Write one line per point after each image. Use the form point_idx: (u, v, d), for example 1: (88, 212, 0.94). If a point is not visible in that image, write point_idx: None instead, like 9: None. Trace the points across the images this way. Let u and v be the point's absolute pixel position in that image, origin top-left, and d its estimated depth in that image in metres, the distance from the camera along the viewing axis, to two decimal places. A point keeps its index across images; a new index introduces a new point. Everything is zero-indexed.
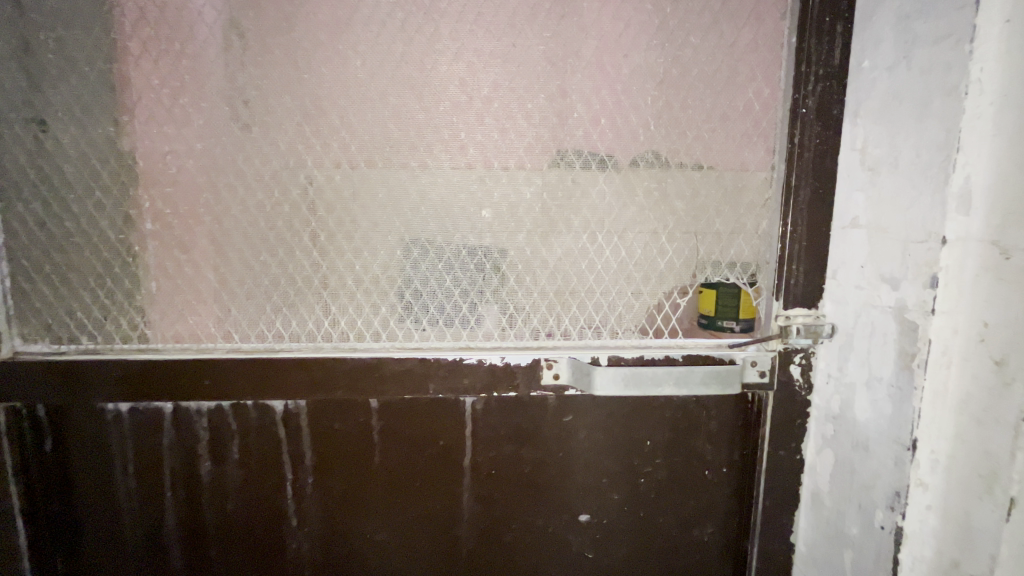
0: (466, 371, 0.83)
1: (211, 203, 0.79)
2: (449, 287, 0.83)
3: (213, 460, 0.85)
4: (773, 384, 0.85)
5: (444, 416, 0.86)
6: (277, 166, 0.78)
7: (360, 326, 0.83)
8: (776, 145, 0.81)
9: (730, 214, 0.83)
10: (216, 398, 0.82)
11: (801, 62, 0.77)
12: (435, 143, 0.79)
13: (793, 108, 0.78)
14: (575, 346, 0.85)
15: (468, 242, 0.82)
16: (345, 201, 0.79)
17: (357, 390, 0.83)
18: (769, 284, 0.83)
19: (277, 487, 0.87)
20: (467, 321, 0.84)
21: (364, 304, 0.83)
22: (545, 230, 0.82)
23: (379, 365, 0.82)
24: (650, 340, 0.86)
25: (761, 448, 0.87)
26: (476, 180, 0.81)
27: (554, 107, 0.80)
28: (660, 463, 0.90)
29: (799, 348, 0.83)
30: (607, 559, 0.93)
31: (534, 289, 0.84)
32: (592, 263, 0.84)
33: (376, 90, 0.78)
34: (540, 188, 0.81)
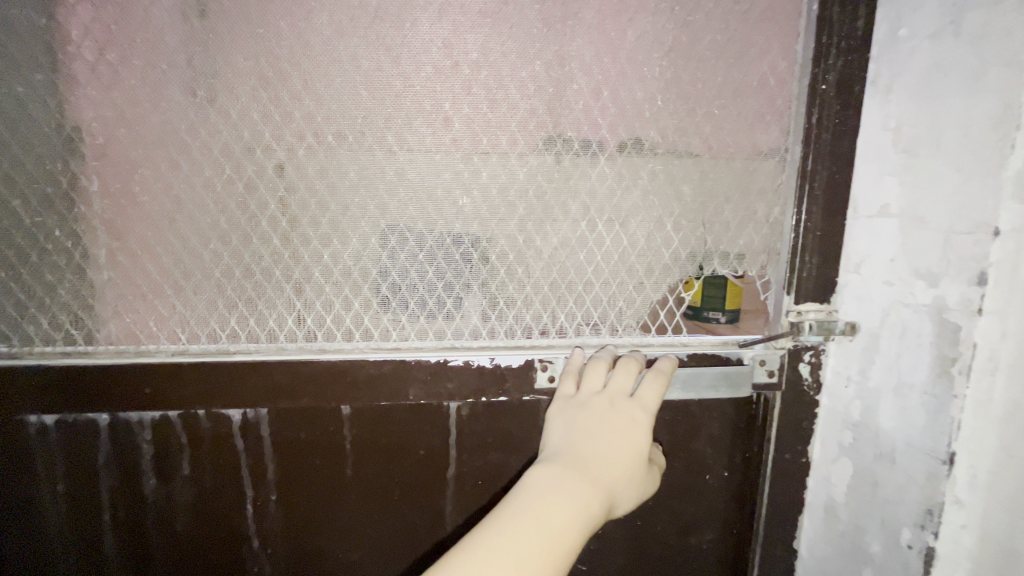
0: (451, 374, 0.74)
1: (147, 180, 0.67)
2: (432, 279, 0.74)
3: (159, 476, 0.74)
4: (783, 385, 0.79)
5: (426, 424, 0.77)
6: (227, 137, 0.67)
7: (330, 324, 0.73)
8: (793, 124, 0.73)
9: (740, 200, 0.76)
10: (162, 408, 0.71)
11: (823, 31, 0.70)
12: (415, 115, 0.69)
13: (813, 82, 0.71)
14: (572, 345, 0.77)
15: (453, 229, 0.73)
16: (310, 180, 0.68)
17: (326, 396, 0.73)
18: (780, 278, 0.77)
19: (235, 505, 0.77)
20: (452, 317, 0.75)
21: (334, 299, 0.72)
22: (539, 217, 0.74)
23: (351, 369, 0.72)
24: (652, 339, 0.78)
25: (767, 452, 0.82)
26: (461, 159, 0.71)
27: (551, 77, 0.70)
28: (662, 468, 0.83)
29: (809, 345, 0.78)
30: (602, 570, 0.88)
31: (527, 282, 0.76)
32: (591, 253, 0.76)
33: (345, 50, 0.67)
34: (535, 168, 0.72)
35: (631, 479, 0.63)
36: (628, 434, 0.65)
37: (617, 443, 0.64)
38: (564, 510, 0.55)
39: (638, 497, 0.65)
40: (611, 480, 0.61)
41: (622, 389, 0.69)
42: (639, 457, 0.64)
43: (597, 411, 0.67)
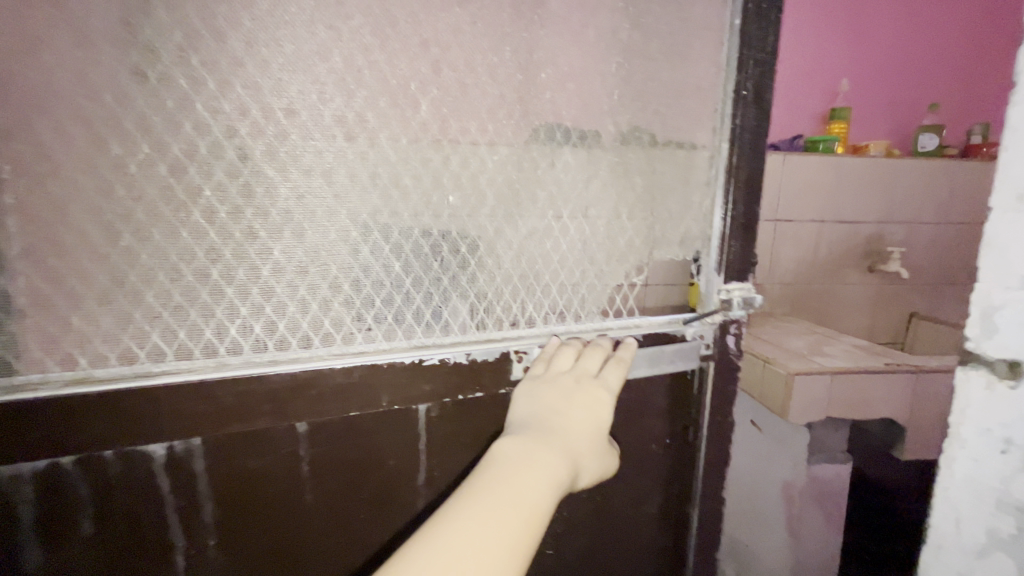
0: (426, 373, 0.70)
1: (24, 158, 0.50)
2: (399, 274, 0.68)
3: (45, 547, 0.57)
4: (716, 355, 0.89)
5: (395, 432, 0.71)
6: (146, 106, 0.53)
7: (283, 330, 0.63)
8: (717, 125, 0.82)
9: (681, 192, 0.84)
10: (54, 455, 0.55)
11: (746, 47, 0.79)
12: (378, 95, 0.63)
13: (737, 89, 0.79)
14: (545, 335, 0.76)
15: (421, 220, 0.68)
16: (255, 164, 0.58)
17: (284, 413, 0.63)
18: (712, 261, 0.85)
19: (157, 562, 0.63)
20: (421, 315, 0.70)
21: (288, 302, 0.62)
22: (509, 207, 0.73)
23: (315, 379, 0.64)
24: (611, 323, 0.81)
25: (702, 413, 0.92)
26: (430, 145, 0.66)
27: (519, 65, 0.70)
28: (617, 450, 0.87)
29: (734, 319, 0.88)
30: (569, 550, 0.91)
31: (497, 274, 0.74)
32: (558, 242, 0.77)
33: (300, 14, 0.58)
34: (506, 157, 0.71)
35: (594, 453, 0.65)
36: (592, 412, 0.68)
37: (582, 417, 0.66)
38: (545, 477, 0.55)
39: (599, 475, 0.67)
40: (580, 453, 0.62)
41: (588, 370, 0.72)
42: (600, 433, 0.67)
43: (566, 389, 0.69)
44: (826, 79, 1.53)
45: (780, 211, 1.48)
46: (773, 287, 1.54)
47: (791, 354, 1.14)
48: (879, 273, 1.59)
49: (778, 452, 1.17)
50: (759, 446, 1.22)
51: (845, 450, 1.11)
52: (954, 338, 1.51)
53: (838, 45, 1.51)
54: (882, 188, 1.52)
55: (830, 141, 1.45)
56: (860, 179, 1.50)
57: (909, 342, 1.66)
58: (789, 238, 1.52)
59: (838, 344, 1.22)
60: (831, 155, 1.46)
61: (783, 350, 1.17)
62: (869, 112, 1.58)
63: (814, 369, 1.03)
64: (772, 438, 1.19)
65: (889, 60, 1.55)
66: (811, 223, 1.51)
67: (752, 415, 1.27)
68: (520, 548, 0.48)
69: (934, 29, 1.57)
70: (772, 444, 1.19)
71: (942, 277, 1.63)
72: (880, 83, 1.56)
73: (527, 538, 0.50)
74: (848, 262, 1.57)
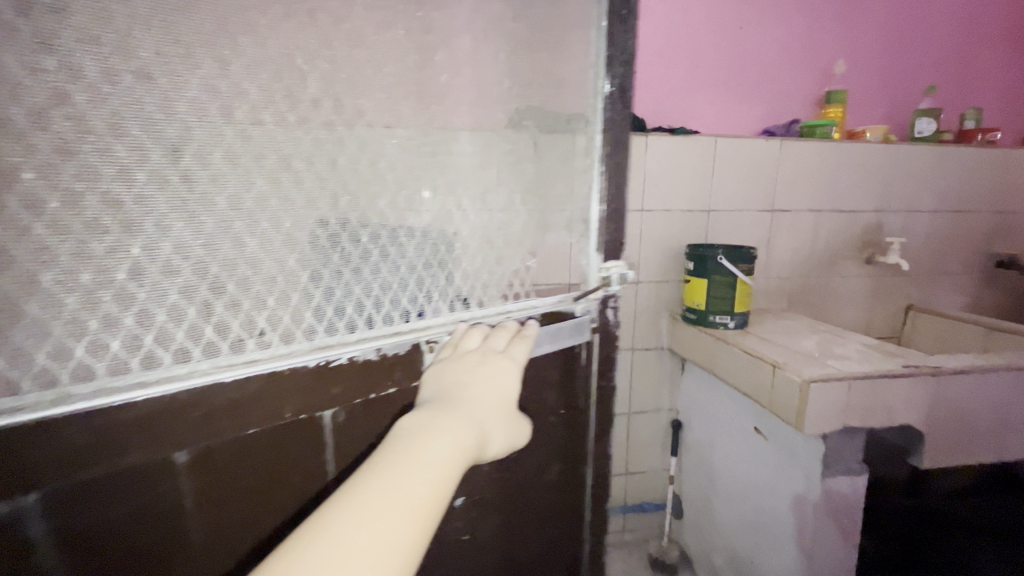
0: (334, 375, 0.55)
1: None
2: (296, 269, 0.50)
3: None
4: (603, 333, 0.80)
5: (297, 446, 0.55)
6: None
7: (151, 342, 0.43)
8: (591, 115, 0.72)
9: (563, 174, 0.74)
10: None
11: (615, 44, 0.70)
12: (260, 64, 0.46)
13: (603, 85, 0.71)
14: (457, 321, 0.66)
15: (319, 206, 0.51)
16: (98, 138, 0.37)
17: (165, 440, 0.45)
18: (591, 242, 0.76)
19: None
20: (323, 314, 0.54)
21: (160, 312, 0.42)
22: (408, 190, 0.61)
23: (205, 397, 0.47)
24: (513, 306, 0.71)
25: (591, 388, 0.81)
26: (325, 129, 0.51)
27: (415, 44, 0.60)
28: (513, 467, 0.76)
29: (613, 295, 0.79)
30: (483, 532, 0.75)
31: (401, 264, 0.61)
32: (458, 228, 0.65)
33: None
34: (406, 140, 0.60)
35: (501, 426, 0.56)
36: (501, 383, 0.58)
37: (490, 388, 0.57)
38: (441, 439, 0.45)
39: (508, 448, 0.57)
40: (483, 418, 0.53)
41: (494, 344, 0.63)
42: (506, 400, 0.59)
43: (469, 362, 0.59)
44: (819, 60, 1.47)
45: (776, 200, 1.43)
46: (771, 281, 1.47)
47: (798, 354, 1.05)
48: (874, 265, 1.51)
49: (788, 463, 1.07)
50: (770, 455, 1.12)
51: (861, 461, 1.00)
52: (954, 330, 1.43)
53: (830, 25, 1.45)
54: (877, 174, 1.46)
55: (827, 125, 1.40)
56: (855, 165, 1.44)
57: (907, 335, 1.57)
58: (785, 229, 1.45)
59: (848, 344, 1.12)
60: (829, 139, 1.41)
61: (788, 350, 1.08)
62: (865, 96, 1.50)
63: (829, 376, 0.93)
64: (781, 446, 1.09)
65: (882, 42, 1.48)
66: (807, 213, 1.45)
67: (757, 422, 1.16)
68: (415, 516, 0.38)
69: (936, 8, 1.49)
70: (782, 453, 1.09)
71: (940, 267, 1.54)
72: (876, 64, 1.49)
73: (426, 506, 0.39)
74: (844, 253, 1.49)
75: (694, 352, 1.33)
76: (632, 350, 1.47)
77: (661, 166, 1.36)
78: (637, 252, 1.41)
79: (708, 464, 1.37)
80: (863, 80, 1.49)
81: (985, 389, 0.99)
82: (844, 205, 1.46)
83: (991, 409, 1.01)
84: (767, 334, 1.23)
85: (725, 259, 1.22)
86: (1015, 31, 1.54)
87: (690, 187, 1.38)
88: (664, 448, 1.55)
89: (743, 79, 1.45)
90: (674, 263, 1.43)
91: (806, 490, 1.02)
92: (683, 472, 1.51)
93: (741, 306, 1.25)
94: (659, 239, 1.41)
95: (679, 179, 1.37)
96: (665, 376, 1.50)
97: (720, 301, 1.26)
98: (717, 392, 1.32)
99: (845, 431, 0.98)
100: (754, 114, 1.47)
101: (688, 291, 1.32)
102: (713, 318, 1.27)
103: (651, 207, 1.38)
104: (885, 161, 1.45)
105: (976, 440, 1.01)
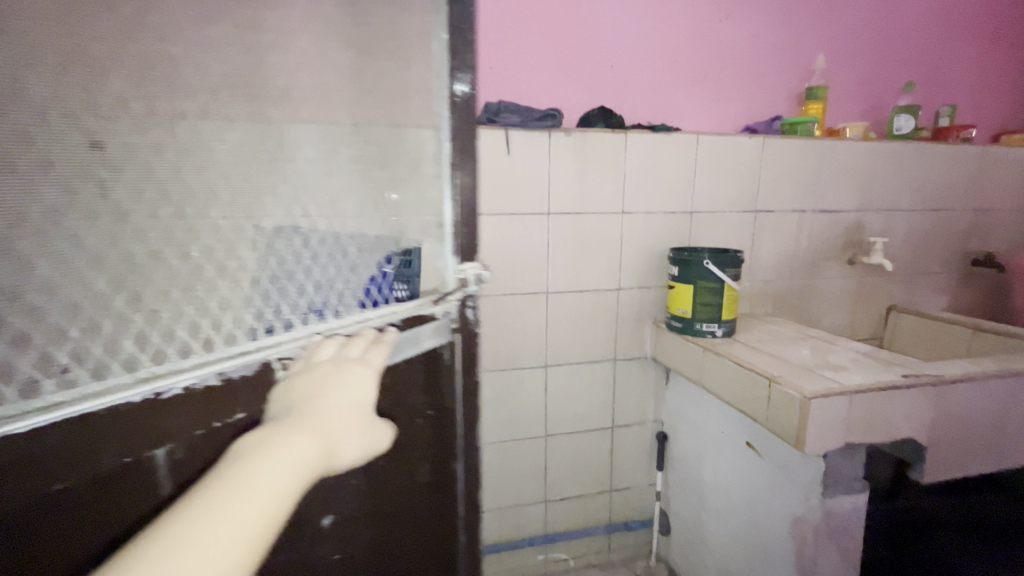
0: (160, 410, 0.45)
1: None
2: (106, 292, 0.41)
3: None
4: (466, 333, 0.72)
5: (123, 495, 0.44)
6: None
7: None
8: (439, 122, 0.65)
9: (410, 180, 0.68)
10: None
11: (457, 57, 0.63)
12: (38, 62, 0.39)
13: (448, 93, 0.63)
14: (311, 334, 0.56)
15: (131, 212, 0.42)
16: None
17: None
18: (449, 241, 0.67)
19: None
20: (145, 341, 0.44)
21: None
22: (244, 199, 0.50)
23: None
24: (371, 313, 0.62)
25: (456, 390, 0.72)
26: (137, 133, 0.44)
27: (244, 40, 0.56)
28: (386, 476, 0.66)
29: (471, 296, 0.71)
30: (357, 550, 0.66)
31: (240, 279, 0.50)
32: (298, 234, 0.55)
33: None
34: (238, 147, 0.51)
35: (355, 434, 0.52)
36: (358, 389, 0.53)
37: (344, 397, 0.51)
38: (266, 469, 0.40)
39: (364, 454, 0.53)
40: (323, 434, 0.47)
41: (349, 350, 0.56)
42: (360, 411, 0.53)
43: (319, 376, 0.52)
44: (799, 55, 1.42)
45: (759, 200, 1.37)
46: (755, 285, 1.41)
47: (793, 366, 0.99)
48: (859, 265, 1.47)
49: (785, 482, 1.00)
50: (765, 473, 1.05)
51: (861, 477, 0.94)
52: (938, 332, 1.40)
53: (810, 19, 1.41)
54: (859, 173, 1.42)
55: (809, 122, 1.35)
56: (838, 163, 1.39)
57: (890, 337, 1.54)
58: (769, 230, 1.39)
59: (842, 352, 1.07)
60: (811, 136, 1.36)
61: (783, 361, 1.01)
62: (844, 92, 1.47)
63: (831, 390, 0.86)
64: (777, 464, 1.02)
65: (861, 38, 1.45)
66: (790, 213, 1.39)
67: (750, 436, 1.09)
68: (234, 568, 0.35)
69: (911, 2, 1.47)
70: (778, 471, 1.02)
71: (921, 267, 1.52)
72: (854, 60, 1.46)
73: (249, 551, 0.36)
74: (828, 254, 1.45)
75: (680, 362, 1.25)
76: (615, 361, 1.38)
77: (643, 165, 1.28)
78: (618, 256, 1.32)
79: (697, 479, 1.30)
80: (842, 77, 1.46)
81: (984, 398, 0.95)
82: (828, 205, 1.42)
83: (991, 414, 0.96)
84: (757, 342, 1.16)
85: (712, 263, 1.16)
86: (988, 28, 1.53)
87: (673, 187, 1.31)
88: (650, 462, 1.48)
89: (724, 74, 1.39)
90: (657, 267, 1.35)
91: (805, 512, 0.95)
92: (671, 487, 1.43)
93: (729, 313, 1.19)
94: (642, 243, 1.33)
95: (661, 178, 1.30)
96: (649, 386, 1.42)
97: (706, 308, 1.19)
98: (705, 404, 1.24)
99: (846, 447, 0.92)
100: (735, 110, 1.41)
101: (672, 298, 1.25)
102: (700, 326, 1.20)
103: (633, 209, 1.30)
104: (868, 159, 1.41)
105: (976, 451, 0.97)
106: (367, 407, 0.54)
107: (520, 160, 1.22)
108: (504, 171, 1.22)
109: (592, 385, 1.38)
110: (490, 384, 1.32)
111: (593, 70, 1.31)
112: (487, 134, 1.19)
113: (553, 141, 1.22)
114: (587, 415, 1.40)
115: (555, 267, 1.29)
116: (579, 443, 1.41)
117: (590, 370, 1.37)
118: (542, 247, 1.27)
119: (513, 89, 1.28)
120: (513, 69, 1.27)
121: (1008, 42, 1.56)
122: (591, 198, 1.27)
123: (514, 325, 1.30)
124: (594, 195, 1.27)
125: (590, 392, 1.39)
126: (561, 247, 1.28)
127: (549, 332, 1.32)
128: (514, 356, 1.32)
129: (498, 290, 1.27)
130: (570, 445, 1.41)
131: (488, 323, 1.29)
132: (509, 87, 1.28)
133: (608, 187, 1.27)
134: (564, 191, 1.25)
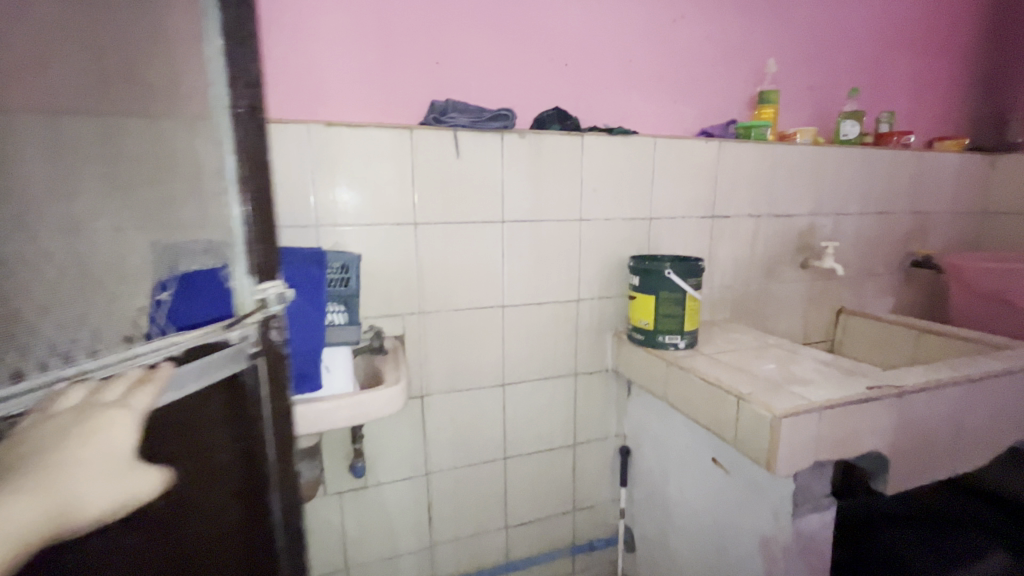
0: None
1: None
2: None
3: None
4: (275, 360, 0.61)
5: None
6: None
7: None
8: (218, 134, 0.55)
9: (183, 196, 0.59)
10: None
11: (238, 66, 0.53)
12: None
13: (228, 103, 0.53)
14: (55, 380, 0.40)
15: None
16: None
17: None
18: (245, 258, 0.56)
19: None
20: None
21: None
22: None
23: None
24: (140, 346, 0.47)
25: (267, 425, 0.61)
26: None
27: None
28: (174, 532, 0.55)
29: (278, 316, 0.60)
30: None
31: None
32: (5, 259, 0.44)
33: None
34: None
35: (99, 498, 0.41)
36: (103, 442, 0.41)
37: (81, 456, 0.40)
38: None
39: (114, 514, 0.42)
40: (34, 517, 0.36)
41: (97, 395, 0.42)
42: (105, 463, 0.41)
43: (52, 429, 0.39)
44: (751, 59, 1.41)
45: (716, 206, 1.34)
46: (713, 291, 1.38)
47: (759, 381, 0.95)
48: (811, 269, 1.48)
49: (753, 501, 0.96)
50: (732, 491, 1.01)
51: (828, 494, 0.92)
52: (885, 333, 1.43)
53: (761, 23, 1.40)
54: (810, 178, 1.42)
55: (762, 126, 1.34)
56: (791, 168, 1.39)
57: (839, 340, 1.56)
58: (726, 236, 1.37)
59: (805, 363, 1.04)
60: (765, 141, 1.35)
61: (748, 376, 0.98)
62: (794, 97, 1.47)
63: (800, 408, 0.83)
64: (744, 482, 0.98)
65: (809, 43, 1.46)
66: (746, 218, 1.38)
67: (716, 453, 1.05)
68: None
69: (853, 10, 1.49)
70: (746, 489, 0.98)
71: (867, 268, 1.56)
72: (802, 66, 1.46)
73: None
74: (782, 259, 1.45)
75: (642, 376, 1.20)
76: (575, 375, 1.32)
77: (600, 170, 1.22)
78: (577, 266, 1.25)
79: (662, 495, 1.25)
80: (792, 82, 1.46)
81: (942, 406, 0.95)
82: (781, 209, 1.41)
83: (948, 421, 0.97)
84: (720, 354, 1.12)
85: (673, 273, 1.11)
86: (922, 38, 1.59)
87: (631, 193, 1.25)
88: (613, 478, 1.42)
89: (679, 76, 1.35)
90: (617, 276, 1.30)
91: (775, 532, 0.91)
92: (634, 503, 1.39)
93: (691, 324, 1.15)
94: (600, 252, 1.27)
95: (619, 184, 1.24)
96: (611, 400, 1.37)
97: (669, 319, 1.14)
98: (669, 418, 1.20)
99: (815, 466, 0.89)
100: (690, 114, 1.38)
101: (633, 309, 1.20)
102: (662, 339, 1.15)
103: (591, 215, 1.24)
104: (818, 164, 1.42)
105: (933, 458, 0.97)
106: (120, 457, 0.42)
107: (471, 165, 1.12)
108: (454, 177, 1.12)
109: (553, 402, 1.31)
110: (443, 407, 1.22)
111: (547, 69, 1.24)
112: (433, 136, 1.09)
113: (506, 143, 1.14)
114: (548, 434, 1.33)
115: (511, 279, 1.20)
116: (539, 463, 1.34)
117: (549, 386, 1.30)
118: (496, 258, 1.18)
119: (461, 87, 1.18)
120: (461, 65, 1.17)
121: (939, 51, 1.62)
122: (547, 205, 1.19)
123: (468, 342, 1.20)
124: (550, 201, 1.19)
125: (550, 409, 1.31)
126: (517, 258, 1.20)
127: (506, 348, 1.24)
128: (468, 375, 1.22)
129: (450, 305, 1.17)
130: (531, 466, 1.33)
131: (440, 341, 1.18)
132: (457, 85, 1.18)
133: (565, 193, 1.20)
134: (518, 197, 1.17)
